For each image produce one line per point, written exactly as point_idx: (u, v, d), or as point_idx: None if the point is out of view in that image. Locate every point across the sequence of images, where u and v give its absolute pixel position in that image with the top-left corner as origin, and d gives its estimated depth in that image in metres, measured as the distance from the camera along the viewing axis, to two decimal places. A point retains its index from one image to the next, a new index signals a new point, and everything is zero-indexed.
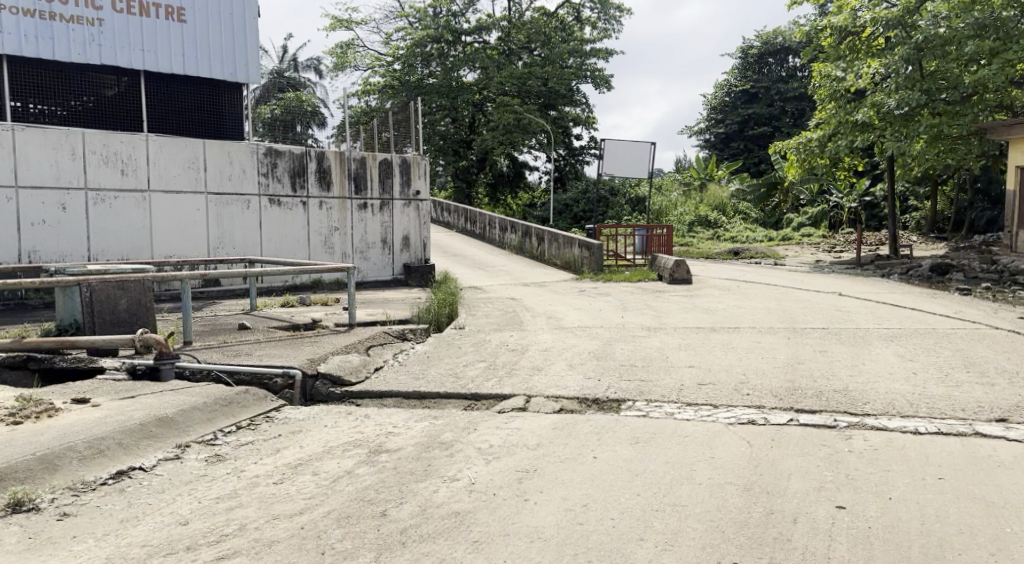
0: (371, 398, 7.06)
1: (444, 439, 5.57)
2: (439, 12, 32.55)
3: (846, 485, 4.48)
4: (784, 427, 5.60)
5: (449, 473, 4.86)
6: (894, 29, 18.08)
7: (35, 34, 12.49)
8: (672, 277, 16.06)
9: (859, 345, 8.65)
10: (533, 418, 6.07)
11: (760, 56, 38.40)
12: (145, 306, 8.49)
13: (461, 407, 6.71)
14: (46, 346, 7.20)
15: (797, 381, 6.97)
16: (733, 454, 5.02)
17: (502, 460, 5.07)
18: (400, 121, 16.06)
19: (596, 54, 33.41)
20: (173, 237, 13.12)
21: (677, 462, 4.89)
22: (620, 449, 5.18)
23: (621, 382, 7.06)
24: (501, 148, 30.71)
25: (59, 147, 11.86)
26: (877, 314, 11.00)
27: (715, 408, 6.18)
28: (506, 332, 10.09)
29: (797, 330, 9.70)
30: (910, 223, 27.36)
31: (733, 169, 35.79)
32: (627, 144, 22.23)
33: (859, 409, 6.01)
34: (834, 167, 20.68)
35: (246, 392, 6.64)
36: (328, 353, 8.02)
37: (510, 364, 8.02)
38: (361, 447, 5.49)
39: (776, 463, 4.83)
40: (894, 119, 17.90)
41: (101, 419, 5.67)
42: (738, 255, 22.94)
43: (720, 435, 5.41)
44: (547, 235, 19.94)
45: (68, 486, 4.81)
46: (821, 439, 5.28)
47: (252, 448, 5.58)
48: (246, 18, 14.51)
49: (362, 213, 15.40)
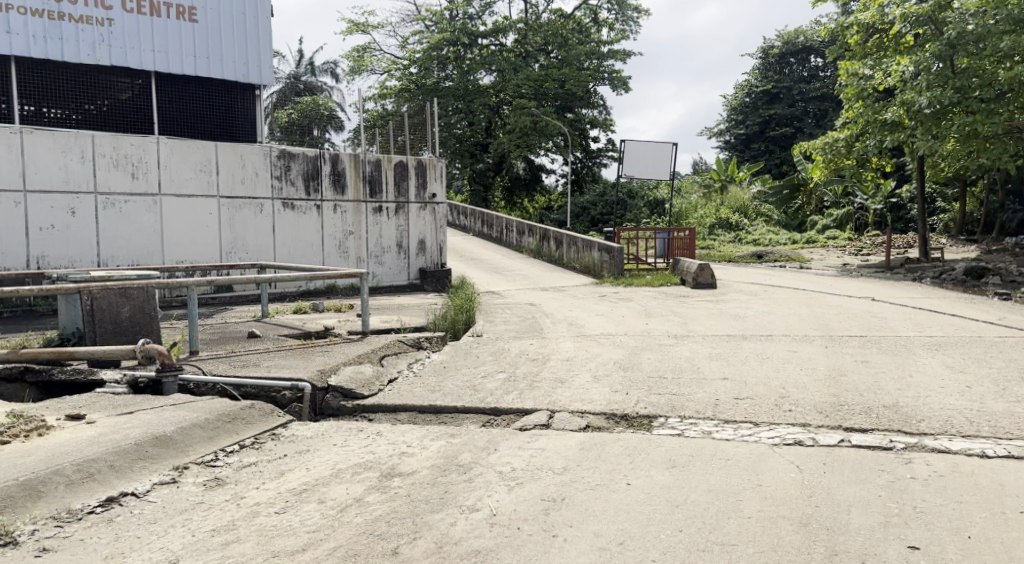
0: (384, 413, 6.63)
1: (462, 462, 5.12)
2: (455, 15, 32.20)
3: (915, 519, 4.04)
4: (836, 450, 5.10)
5: (467, 503, 4.41)
6: (923, 26, 17.40)
7: (43, 35, 12.23)
8: (696, 282, 15.53)
9: (903, 355, 8.10)
10: (558, 437, 5.60)
11: (781, 56, 37.71)
12: (149, 315, 8.05)
13: (480, 423, 6.26)
14: (44, 356, 6.88)
15: (842, 395, 6.46)
16: (783, 481, 4.53)
17: (526, 487, 4.61)
18: (417, 124, 15.86)
19: (614, 56, 32.93)
20: (185, 242, 12.77)
21: (721, 491, 4.41)
22: (656, 475, 4.69)
23: (651, 396, 6.59)
24: (519, 150, 30.25)
25: (68, 150, 11.54)
26: (916, 321, 10.42)
27: (757, 426, 5.69)
28: (526, 340, 9.65)
29: (834, 338, 9.16)
30: (938, 225, 26.62)
31: (754, 171, 35.23)
32: (649, 144, 21.70)
33: (915, 428, 5.49)
34: (860, 167, 20.13)
35: (252, 407, 6.21)
36: (340, 362, 7.62)
37: (531, 376, 7.54)
38: (372, 470, 5.04)
39: (833, 492, 4.36)
40: (924, 118, 17.05)
41: (94, 438, 5.27)
42: (762, 258, 22.37)
43: (765, 459, 4.92)
44: (565, 238, 19.44)
45: (51, 515, 4.42)
46: (878, 463, 4.80)
47: (255, 471, 5.14)
48: (259, 18, 14.16)
49: (377, 216, 15.00)
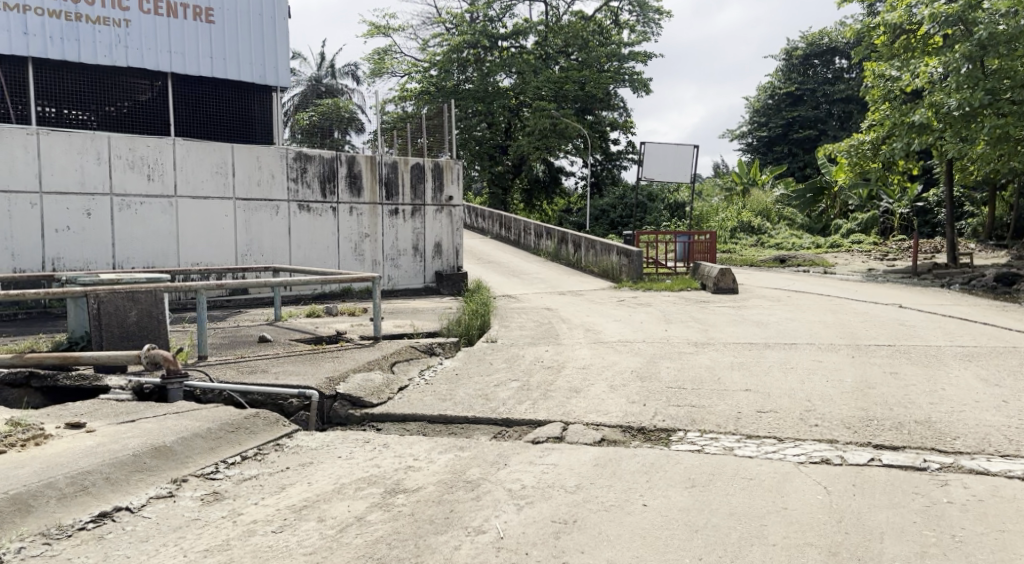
0: (393, 422, 6.40)
1: (470, 477, 4.89)
2: (475, 17, 32.00)
3: (955, 550, 3.79)
4: (865, 469, 4.82)
5: (473, 524, 4.19)
6: (952, 26, 16.99)
7: (60, 36, 12.16)
8: (717, 286, 15.21)
9: (934, 366, 7.78)
10: (571, 451, 5.35)
11: (806, 57, 37.20)
12: (157, 320, 7.82)
13: (490, 435, 6.02)
14: (49, 361, 6.74)
15: (871, 409, 6.17)
16: (809, 504, 4.27)
17: (536, 506, 4.37)
18: (435, 126, 15.67)
19: (635, 58, 32.65)
20: (201, 244, 12.64)
21: (744, 514, 4.16)
22: (674, 495, 4.44)
23: (669, 408, 6.32)
24: (538, 153, 30.00)
25: (85, 151, 11.45)
26: (947, 329, 10.06)
27: (782, 442, 5.41)
28: (542, 346, 9.41)
29: (861, 347, 8.84)
30: (966, 230, 26.11)
31: (777, 174, 34.75)
32: (670, 146, 21.37)
33: (949, 446, 5.19)
34: (887, 171, 19.70)
35: (257, 416, 5.99)
36: (349, 369, 7.38)
37: (546, 385, 7.29)
38: (376, 485, 4.82)
39: (863, 518, 4.10)
40: (954, 120, 16.73)
41: (91, 448, 5.09)
42: (784, 263, 22.01)
43: (791, 478, 4.65)
44: (583, 242, 19.19)
45: (40, 532, 4.24)
46: (912, 486, 4.52)
47: (255, 485, 4.94)
48: (277, 20, 14.03)
49: (393, 219, 14.82)
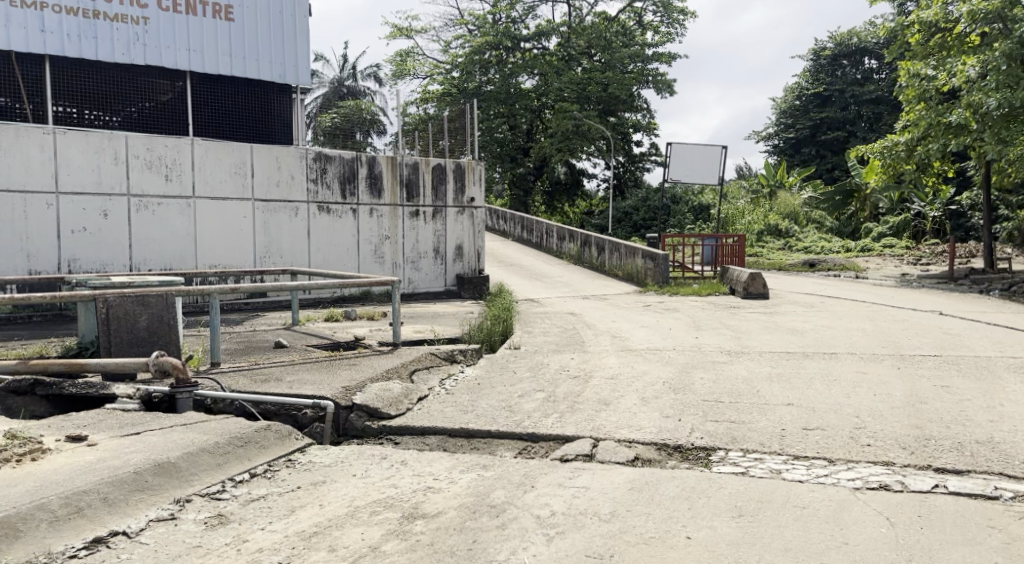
0: (412, 436, 6.03)
1: (495, 502, 4.49)
2: (498, 19, 31.56)
3: None
4: (929, 498, 4.36)
5: (499, 558, 3.81)
6: (992, 24, 16.37)
7: (78, 33, 11.89)
8: (747, 292, 14.71)
9: (988, 379, 7.29)
10: (604, 472, 4.94)
11: (834, 57, 36.54)
12: (168, 325, 7.49)
13: (515, 451, 5.62)
14: (56, 367, 6.44)
15: (926, 428, 5.70)
16: (873, 539, 3.85)
17: (568, 537, 3.98)
18: (457, 127, 15.28)
19: (659, 59, 32.15)
20: (219, 246, 12.36)
21: (800, 551, 3.75)
22: (721, 526, 4.02)
23: (707, 424, 5.89)
24: (560, 155, 29.67)
25: (101, 151, 11.20)
26: (996, 339, 9.52)
27: (833, 465, 4.97)
28: (567, 354, 9.00)
29: (907, 358, 8.35)
30: (1001, 234, 25.38)
31: (804, 177, 34.06)
32: (696, 147, 20.86)
33: (1018, 471, 4.73)
34: (921, 172, 19.01)
35: (269, 428, 5.63)
36: (367, 378, 7.00)
37: (573, 397, 6.87)
38: (393, 509, 4.44)
39: (936, 557, 3.68)
40: (993, 121, 16.02)
41: (90, 465, 4.74)
42: (814, 267, 21.43)
43: (849, 507, 4.22)
44: (607, 245, 18.74)
45: (28, 560, 3.91)
46: (987, 518, 4.08)
47: (262, 507, 4.57)
48: (297, 18, 13.71)
49: (414, 221, 14.48)
